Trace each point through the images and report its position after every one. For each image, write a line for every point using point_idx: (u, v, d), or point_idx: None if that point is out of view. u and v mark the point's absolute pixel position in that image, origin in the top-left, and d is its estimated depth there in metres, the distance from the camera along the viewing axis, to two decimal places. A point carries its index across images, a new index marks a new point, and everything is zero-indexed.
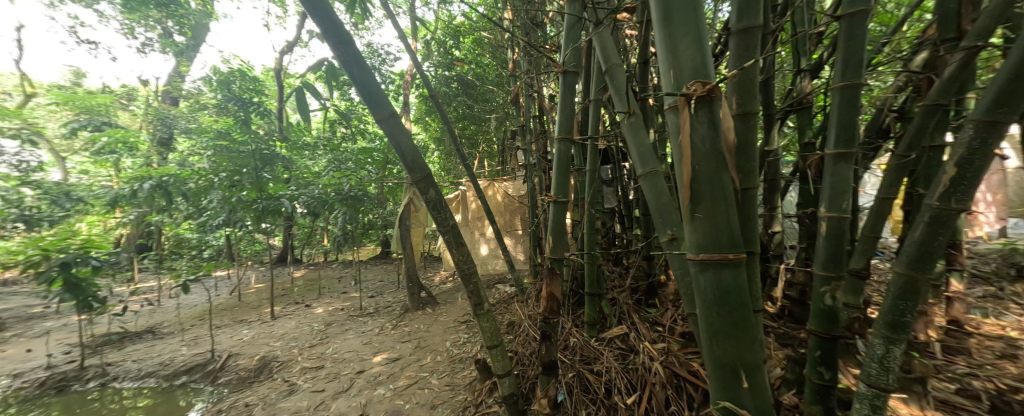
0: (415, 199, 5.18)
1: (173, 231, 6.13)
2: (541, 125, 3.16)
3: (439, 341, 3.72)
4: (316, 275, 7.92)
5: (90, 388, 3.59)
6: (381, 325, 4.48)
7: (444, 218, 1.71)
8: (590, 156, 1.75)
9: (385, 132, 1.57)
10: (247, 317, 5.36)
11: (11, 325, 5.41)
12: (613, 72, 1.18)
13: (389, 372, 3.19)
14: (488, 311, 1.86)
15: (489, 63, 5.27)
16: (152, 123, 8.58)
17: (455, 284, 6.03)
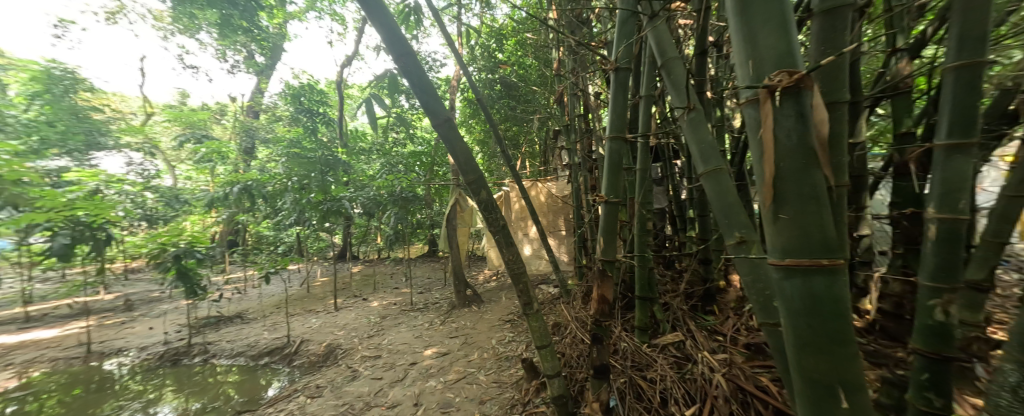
0: (461, 200, 5.35)
1: (255, 229, 6.90)
2: (587, 123, 3.09)
3: (487, 339, 3.79)
4: (372, 271, 8.48)
5: (195, 362, 4.15)
6: (430, 320, 4.68)
7: (495, 217, 1.74)
8: (642, 154, 1.68)
9: (441, 137, 1.63)
10: (314, 307, 5.88)
11: (137, 307, 6.43)
12: (671, 65, 1.12)
13: (440, 366, 3.32)
14: (537, 310, 1.86)
15: (532, 64, 5.26)
16: (238, 135, 9.74)
17: (499, 283, 6.12)
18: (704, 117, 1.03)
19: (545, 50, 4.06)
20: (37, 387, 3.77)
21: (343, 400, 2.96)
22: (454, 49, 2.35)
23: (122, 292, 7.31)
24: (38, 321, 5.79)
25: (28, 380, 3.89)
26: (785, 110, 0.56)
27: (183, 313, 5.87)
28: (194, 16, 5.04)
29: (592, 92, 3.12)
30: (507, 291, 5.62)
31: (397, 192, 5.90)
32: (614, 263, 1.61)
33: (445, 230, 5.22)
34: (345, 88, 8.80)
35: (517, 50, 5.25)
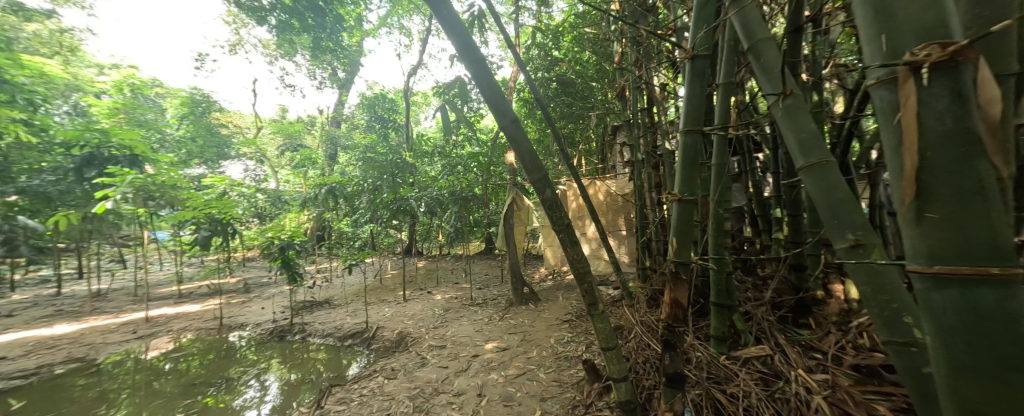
0: (519, 198, 5.36)
1: (338, 226, 7.72)
2: (653, 117, 2.91)
3: (546, 337, 3.79)
4: (435, 266, 8.99)
5: (296, 339, 4.79)
6: (489, 316, 4.82)
7: (560, 214, 1.72)
8: (718, 148, 1.54)
9: (509, 137, 1.66)
10: (386, 297, 6.41)
11: (252, 289, 7.61)
12: (761, 48, 1.00)
13: (502, 360, 3.40)
14: (603, 311, 1.82)
15: (590, 60, 5.13)
16: (324, 142, 10.98)
17: (556, 283, 6.09)
18: (805, 103, 0.91)
19: (604, 43, 3.90)
20: (186, 350, 4.67)
21: (415, 384, 3.15)
22: (514, 50, 2.37)
23: (241, 277, 8.70)
24: (186, 298, 7.13)
25: (179, 345, 4.81)
26: (935, 89, 0.47)
27: (286, 296, 6.80)
28: (292, 41, 5.78)
29: (658, 82, 2.92)
30: (564, 290, 5.56)
31: (458, 192, 6.16)
32: (688, 266, 1.50)
33: (501, 227, 5.20)
34: (410, 95, 9.41)
35: (572, 46, 5.13)
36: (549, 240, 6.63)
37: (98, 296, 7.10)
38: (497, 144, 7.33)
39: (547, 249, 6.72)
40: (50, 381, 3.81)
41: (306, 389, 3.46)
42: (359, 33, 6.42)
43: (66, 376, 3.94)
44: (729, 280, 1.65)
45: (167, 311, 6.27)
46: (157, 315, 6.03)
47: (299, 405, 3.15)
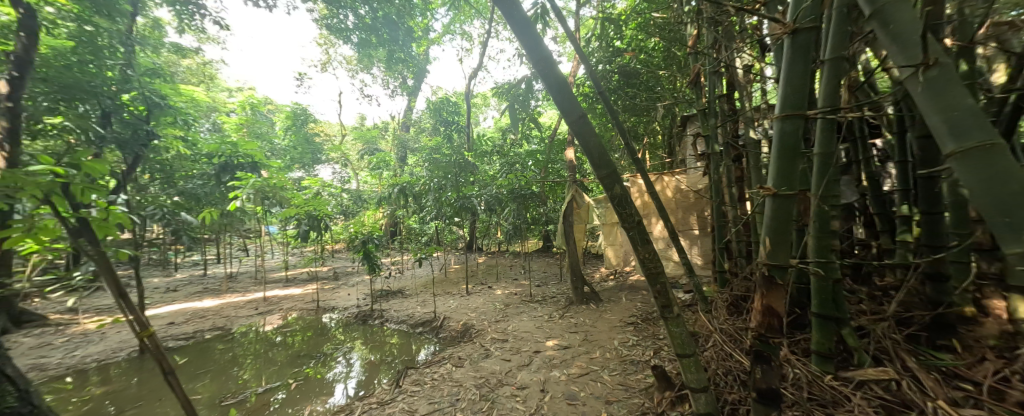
0: (579, 196, 5.11)
1: (408, 222, 8.30)
2: (734, 103, 2.62)
3: (610, 339, 3.65)
4: (495, 262, 9.22)
5: (374, 323, 5.26)
6: (549, 313, 4.79)
7: (629, 210, 1.62)
8: (824, 136, 1.32)
9: (576, 133, 1.61)
10: (450, 290, 6.73)
11: (339, 277, 8.53)
12: (889, 11, 0.83)
13: (563, 358, 3.35)
14: (678, 314, 1.70)
15: (657, 48, 4.82)
16: (396, 146, 11.89)
17: (617, 283, 5.86)
18: (957, 74, 0.73)
19: (675, 28, 3.61)
20: (292, 325, 5.40)
21: (480, 373, 3.25)
22: (575, 42, 2.28)
23: (329, 266, 9.80)
24: (289, 282, 8.22)
25: (286, 322, 5.56)
26: None
27: (367, 284, 7.51)
28: (371, 55, 6.35)
29: (740, 65, 2.62)
30: (627, 292, 5.32)
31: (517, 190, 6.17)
32: (785, 270, 1.32)
33: (558, 226, 5.03)
34: (470, 97, 9.79)
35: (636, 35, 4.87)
36: (610, 238, 6.35)
37: (227, 278, 8.51)
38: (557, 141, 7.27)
39: (608, 248, 6.46)
40: (200, 344, 4.66)
41: (385, 369, 3.76)
42: (426, 40, 6.77)
43: (211, 341, 4.79)
44: (838, 288, 1.43)
45: (274, 293, 7.27)
46: (268, 296, 7.02)
47: (380, 383, 3.43)
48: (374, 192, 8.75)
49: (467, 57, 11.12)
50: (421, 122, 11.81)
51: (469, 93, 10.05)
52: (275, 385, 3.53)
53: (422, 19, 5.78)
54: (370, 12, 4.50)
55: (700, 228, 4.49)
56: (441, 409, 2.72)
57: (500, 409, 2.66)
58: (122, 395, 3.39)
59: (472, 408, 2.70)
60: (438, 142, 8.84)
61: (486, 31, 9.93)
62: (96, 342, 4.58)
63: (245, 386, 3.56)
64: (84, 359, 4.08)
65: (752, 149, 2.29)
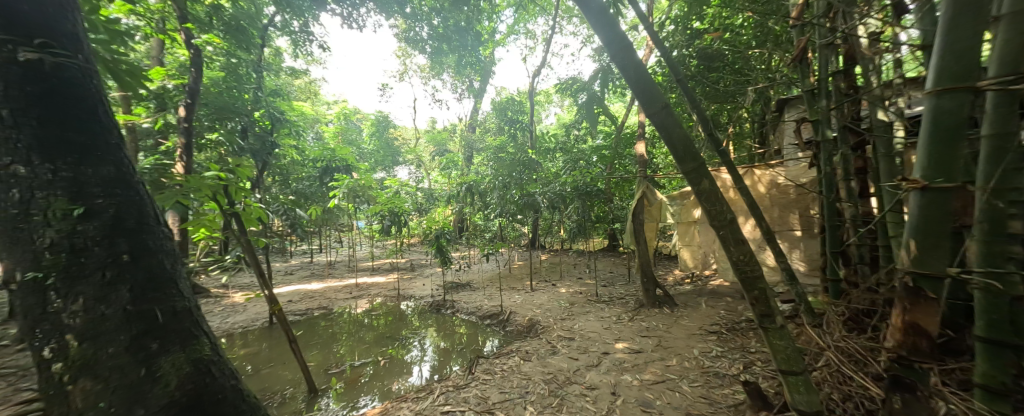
0: (649, 192, 4.80)
1: (475, 218, 8.63)
2: (854, 81, 2.21)
3: (689, 348, 3.36)
4: (559, 259, 9.16)
5: (445, 313, 5.58)
6: (618, 315, 4.58)
7: (720, 206, 1.47)
8: (997, 113, 1.02)
9: (657, 125, 1.50)
10: (516, 285, 6.83)
11: (415, 268, 9.24)
12: None
13: (635, 363, 3.17)
14: (781, 326, 1.49)
15: (745, 26, 4.30)
16: (465, 146, 12.46)
17: (696, 289, 5.38)
18: None
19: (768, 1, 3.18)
20: (377, 309, 6.00)
21: (548, 369, 3.23)
22: (649, 24, 2.12)
23: (407, 258, 10.67)
24: (374, 271, 9.12)
25: (371, 306, 6.18)
26: None
27: (439, 276, 8.00)
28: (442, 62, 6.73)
29: (862, 35, 2.21)
30: (708, 298, 4.85)
31: (583, 186, 5.99)
32: (938, 282, 1.06)
33: (627, 224, 4.76)
34: (533, 95, 9.89)
35: (719, 13, 4.40)
36: (685, 238, 5.41)
37: (327, 266, 9.75)
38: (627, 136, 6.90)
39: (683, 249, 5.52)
40: (308, 320, 5.41)
41: (457, 357, 3.94)
42: (492, 41, 6.89)
43: (316, 318, 5.54)
44: None
45: (362, 280, 8.13)
46: (358, 282, 7.88)
47: (454, 369, 3.61)
48: (444, 190, 9.27)
49: (531, 56, 11.26)
50: (486, 122, 12.26)
51: (532, 91, 10.21)
52: (367, 361, 3.96)
53: (489, 23, 5.96)
54: (441, 22, 4.73)
55: (801, 229, 3.89)
56: (512, 400, 2.75)
57: (570, 406, 2.61)
58: (257, 357, 4.11)
59: (541, 403, 2.68)
60: (503, 141, 9.08)
61: (550, 28, 9.94)
62: (240, 313, 5.59)
63: (343, 359, 4.04)
64: (233, 326, 5.00)
65: (881, 134, 1.91)
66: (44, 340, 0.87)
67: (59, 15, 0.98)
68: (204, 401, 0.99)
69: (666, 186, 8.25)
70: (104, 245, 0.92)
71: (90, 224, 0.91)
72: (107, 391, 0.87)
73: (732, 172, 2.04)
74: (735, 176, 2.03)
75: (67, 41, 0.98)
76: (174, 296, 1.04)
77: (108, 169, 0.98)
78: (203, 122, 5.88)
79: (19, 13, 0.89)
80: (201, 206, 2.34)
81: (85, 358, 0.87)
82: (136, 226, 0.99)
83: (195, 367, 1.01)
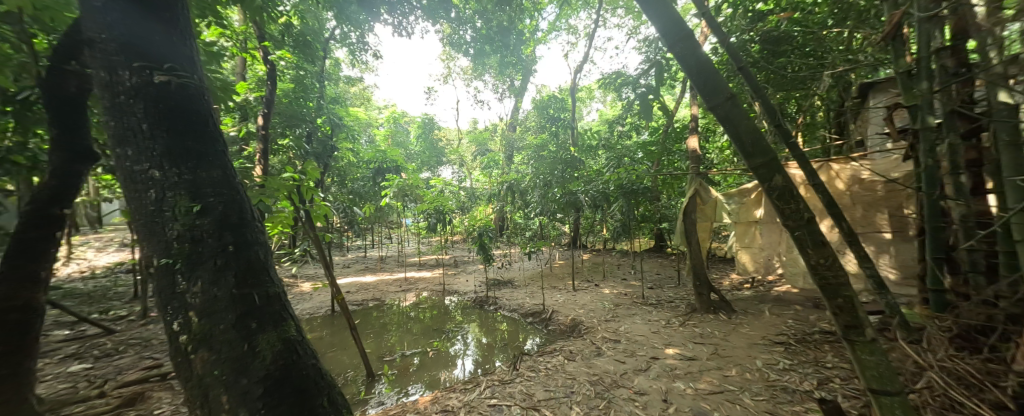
0: (704, 190, 4.51)
1: (517, 216, 8.72)
2: (966, 58, 1.91)
3: (751, 359, 3.11)
4: (601, 259, 8.97)
5: (489, 308, 5.71)
6: (668, 319, 4.37)
7: (795, 204, 1.35)
8: None
9: (720, 119, 1.42)
10: (558, 284, 6.80)
11: (460, 264, 9.56)
12: None
13: (689, 371, 3.00)
14: (872, 339, 1.34)
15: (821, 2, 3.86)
16: (506, 146, 12.72)
17: (757, 295, 4.96)
18: None
19: None
20: (423, 303, 6.31)
21: (593, 370, 3.16)
22: (704, 10, 1.99)
23: (452, 254, 11.07)
24: (421, 266, 9.57)
25: (419, 299, 6.50)
26: None
27: (482, 273, 8.19)
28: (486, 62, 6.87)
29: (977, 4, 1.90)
30: (772, 305, 4.46)
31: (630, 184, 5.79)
32: None
33: (677, 224, 4.51)
34: (575, 92, 9.74)
35: None
36: (744, 239, 4.94)
37: (379, 260, 10.39)
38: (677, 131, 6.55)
39: (740, 251, 5.06)
40: (363, 310, 5.83)
41: (500, 353, 4.02)
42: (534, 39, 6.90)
43: (370, 308, 5.96)
44: None
45: (410, 274, 8.56)
46: (407, 276, 8.32)
47: (496, 365, 3.68)
48: (489, 189, 9.47)
49: (572, 52, 11.17)
50: (527, 121, 12.33)
51: (574, 88, 10.08)
52: (416, 351, 4.18)
53: (531, 21, 5.96)
54: (484, 24, 4.83)
55: (892, 230, 3.43)
56: (557, 398, 2.73)
57: (618, 410, 2.53)
58: (321, 341, 4.52)
59: (587, 404, 2.64)
60: (544, 139, 9.05)
61: (592, 23, 9.80)
62: (306, 301, 6.17)
63: (394, 348, 4.31)
64: (300, 313, 5.53)
65: (1004, 120, 1.63)
66: (174, 315, 1.05)
67: (179, 42, 1.17)
68: (293, 376, 1.06)
69: (721, 184, 7.73)
70: (215, 237, 1.07)
71: (206, 219, 1.06)
72: (219, 361, 1.01)
73: (805, 167, 1.86)
74: (808, 171, 1.85)
75: (187, 65, 1.17)
76: (267, 283, 1.16)
77: (217, 172, 1.14)
78: (276, 129, 6.54)
79: (154, 44, 1.09)
80: (273, 205, 2.61)
81: (203, 332, 1.02)
82: (239, 221, 1.14)
83: (286, 347, 1.09)
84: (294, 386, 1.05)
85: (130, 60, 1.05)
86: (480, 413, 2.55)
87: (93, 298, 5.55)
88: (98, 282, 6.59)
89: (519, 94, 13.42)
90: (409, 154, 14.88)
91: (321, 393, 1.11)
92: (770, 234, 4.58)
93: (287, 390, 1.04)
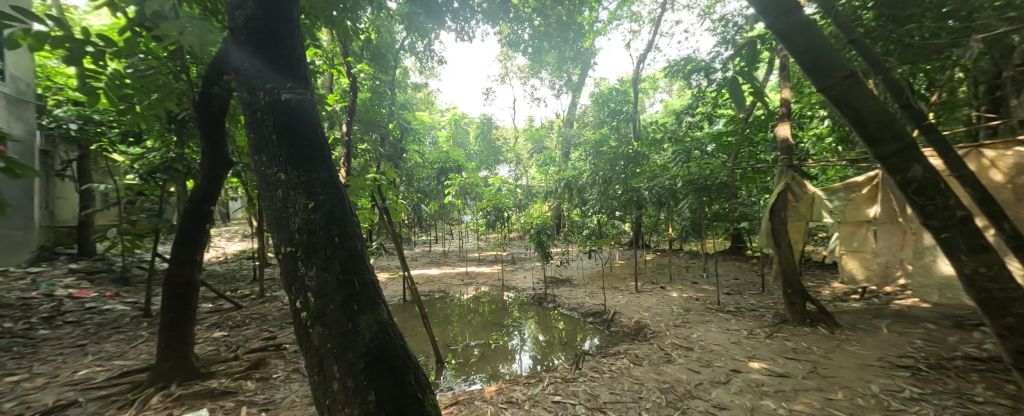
0: (798, 185, 3.99)
1: (577, 213, 8.58)
2: None
3: (864, 382, 2.69)
4: (667, 261, 8.44)
5: (547, 306, 5.69)
6: (752, 329, 3.96)
7: (943, 201, 1.34)
8: None
9: (839, 101, 1.45)
10: (618, 285, 6.56)
11: (518, 260, 9.71)
12: None
13: (780, 388, 2.69)
14: None
15: None
16: (564, 142, 12.64)
17: (871, 309, 4.24)
18: None
19: None
20: (482, 296, 6.53)
21: (663, 378, 2.99)
22: None
23: (511, 251, 11.28)
24: (481, 261, 9.87)
25: (478, 293, 6.74)
26: None
27: (540, 270, 8.20)
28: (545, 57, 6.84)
29: None
30: (894, 321, 3.78)
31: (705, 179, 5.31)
32: None
33: (762, 223, 4.08)
34: (638, 83, 9.27)
35: None
36: (852, 242, 4.26)
37: (444, 254, 10.96)
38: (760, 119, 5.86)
39: (846, 255, 4.39)
40: (428, 300, 6.24)
41: (559, 351, 4.01)
42: (593, 31, 6.72)
43: (434, 299, 6.35)
44: None
45: (471, 269, 8.89)
46: (468, 271, 8.67)
47: (557, 362, 3.68)
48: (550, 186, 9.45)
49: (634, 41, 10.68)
50: (586, 116, 12.08)
51: (637, 79, 9.61)
52: (478, 342, 4.34)
53: (591, 13, 5.82)
54: (543, 20, 4.86)
55: None
56: (623, 403, 2.64)
57: None
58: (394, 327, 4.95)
59: (658, 412, 2.51)
60: (604, 134, 8.77)
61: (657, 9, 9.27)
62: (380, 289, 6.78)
63: (458, 338, 4.51)
64: None
65: None
66: (298, 294, 1.24)
67: (299, 66, 1.39)
68: (388, 355, 1.18)
69: (818, 177, 6.73)
70: (324, 230, 1.23)
71: (317, 214, 1.24)
72: (330, 336, 1.17)
73: (943, 153, 1.55)
74: (948, 161, 1.54)
75: (303, 83, 1.38)
76: (364, 270, 1.30)
77: (325, 174, 1.31)
78: (357, 134, 7.28)
79: (284, 68, 1.33)
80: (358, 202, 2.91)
81: (317, 310, 1.19)
82: (341, 216, 1.30)
83: (381, 328, 1.21)
84: (389, 364, 1.17)
85: (265, 83, 1.28)
86: (545, 409, 2.57)
87: (221, 279, 6.70)
88: (223, 266, 7.93)
89: (578, 89, 13.25)
90: (469, 153, 15.55)
91: (411, 371, 1.23)
92: (889, 236, 3.81)
93: (383, 366, 1.15)
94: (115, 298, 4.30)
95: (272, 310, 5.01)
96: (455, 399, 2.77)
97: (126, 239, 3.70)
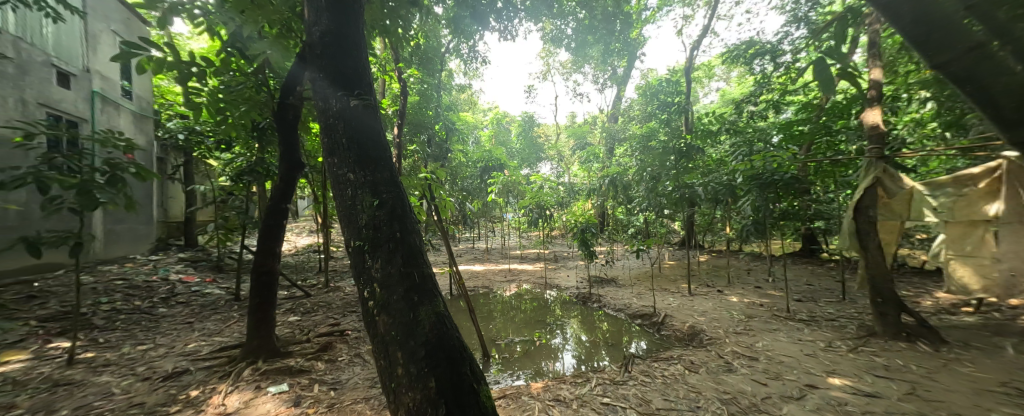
0: (890, 179, 3.59)
1: (624, 211, 8.37)
2: None
3: (981, 410, 2.40)
4: (723, 263, 7.99)
5: (592, 306, 5.64)
6: (827, 340, 3.69)
7: None
8: None
9: (958, 76, 0.76)
10: (668, 286, 6.35)
11: (561, 259, 9.69)
12: None
13: (867, 409, 2.49)
14: None
15: None
16: (608, 137, 12.34)
17: (988, 325, 3.74)
18: None
19: None
20: (522, 294, 6.63)
21: (723, 387, 2.90)
22: None
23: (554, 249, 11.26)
24: (522, 259, 9.94)
25: (520, 290, 6.84)
26: None
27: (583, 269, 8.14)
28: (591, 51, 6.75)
29: None
30: (1018, 341, 3.32)
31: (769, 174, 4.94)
32: None
33: (845, 222, 3.77)
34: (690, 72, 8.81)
35: None
36: (963, 246, 3.61)
37: (488, 251, 11.21)
38: (839, 106, 5.30)
39: (953, 261, 3.70)
40: (470, 296, 6.45)
41: (605, 352, 4.00)
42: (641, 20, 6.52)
43: (477, 295, 6.55)
44: None
45: (515, 267, 9.02)
46: (511, 268, 8.81)
47: (602, 364, 3.68)
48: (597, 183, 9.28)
49: (685, 28, 10.15)
50: (630, 110, 11.70)
51: (689, 67, 9.14)
52: (523, 339, 4.44)
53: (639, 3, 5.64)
54: (588, 14, 4.84)
55: None
56: (678, 410, 2.60)
57: None
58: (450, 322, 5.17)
59: None
60: (652, 128, 8.45)
61: None
62: None
63: (501, 335, 4.63)
64: None
65: None
66: (365, 285, 1.40)
67: (365, 74, 1.57)
68: (444, 345, 1.29)
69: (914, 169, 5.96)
70: (388, 226, 1.39)
71: (382, 211, 1.40)
72: (395, 324, 1.32)
73: None
74: None
75: (368, 90, 1.55)
76: (423, 264, 1.44)
77: (387, 174, 1.46)
78: (406, 136, 7.65)
79: (350, 77, 1.50)
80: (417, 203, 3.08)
81: (382, 300, 1.35)
82: (402, 214, 1.44)
83: (438, 319, 1.34)
84: (446, 354, 1.28)
85: (337, 92, 1.47)
86: (595, 410, 2.60)
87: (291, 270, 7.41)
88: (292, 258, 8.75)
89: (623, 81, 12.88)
90: (512, 151, 15.70)
91: (466, 360, 1.34)
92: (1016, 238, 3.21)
93: (442, 356, 1.27)
94: (213, 284, 4.95)
95: (336, 299, 5.47)
96: (503, 393, 2.89)
97: (221, 234, 4.21)
